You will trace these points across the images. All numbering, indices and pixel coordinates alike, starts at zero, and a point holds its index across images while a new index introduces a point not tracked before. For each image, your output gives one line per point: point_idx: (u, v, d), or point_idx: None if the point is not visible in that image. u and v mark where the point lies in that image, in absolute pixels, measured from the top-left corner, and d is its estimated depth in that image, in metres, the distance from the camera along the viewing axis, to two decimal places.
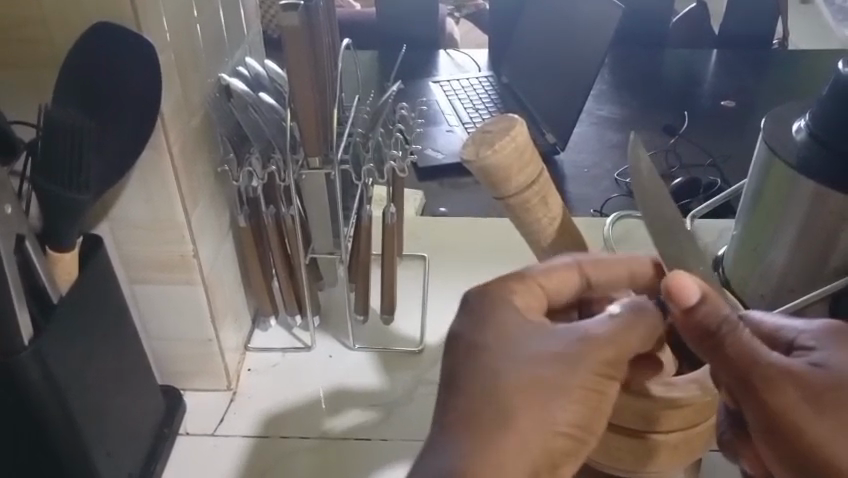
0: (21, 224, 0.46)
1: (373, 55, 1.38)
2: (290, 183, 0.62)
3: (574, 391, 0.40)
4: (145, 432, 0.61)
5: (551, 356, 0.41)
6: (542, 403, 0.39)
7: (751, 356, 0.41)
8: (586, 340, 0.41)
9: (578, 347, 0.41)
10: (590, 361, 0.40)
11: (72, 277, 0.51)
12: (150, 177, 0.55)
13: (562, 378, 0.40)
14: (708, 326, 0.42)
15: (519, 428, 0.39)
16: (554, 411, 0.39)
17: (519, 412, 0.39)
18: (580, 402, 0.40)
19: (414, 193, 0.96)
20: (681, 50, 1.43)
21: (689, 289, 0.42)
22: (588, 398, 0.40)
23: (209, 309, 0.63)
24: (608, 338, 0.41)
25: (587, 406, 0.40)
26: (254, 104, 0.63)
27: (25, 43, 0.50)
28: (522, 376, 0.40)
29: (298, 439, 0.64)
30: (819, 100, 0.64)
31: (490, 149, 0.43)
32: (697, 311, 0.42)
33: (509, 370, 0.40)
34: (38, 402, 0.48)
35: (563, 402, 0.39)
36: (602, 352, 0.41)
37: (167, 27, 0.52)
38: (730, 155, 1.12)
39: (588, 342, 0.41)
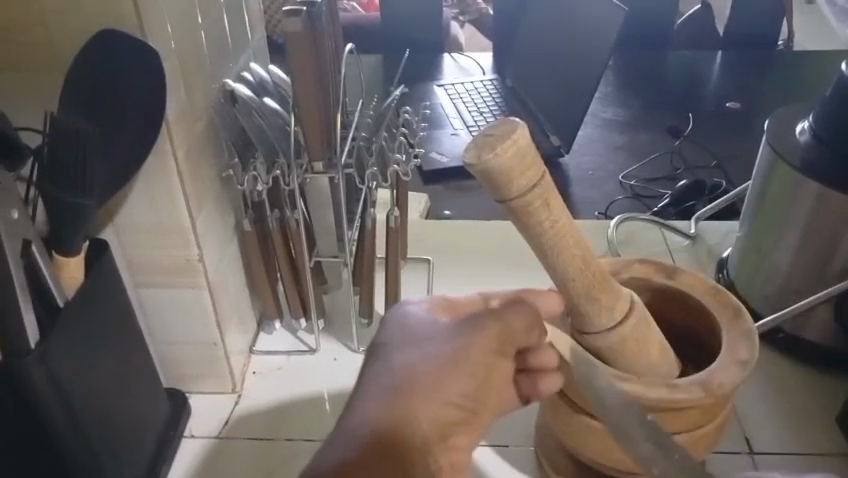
0: (27, 229, 0.47)
1: (377, 58, 1.38)
2: (294, 187, 0.63)
3: (470, 369, 0.46)
4: (151, 435, 0.61)
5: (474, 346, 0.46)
6: (443, 378, 0.45)
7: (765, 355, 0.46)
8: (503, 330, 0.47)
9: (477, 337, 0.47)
10: (483, 343, 0.47)
11: (77, 282, 0.51)
12: (154, 182, 0.55)
13: (467, 352, 0.46)
14: None
15: (424, 396, 0.44)
16: (453, 386, 0.45)
17: (428, 383, 0.45)
18: (474, 378, 0.46)
19: (419, 196, 0.96)
20: (686, 52, 1.43)
21: None
22: (483, 375, 0.46)
23: (214, 313, 0.63)
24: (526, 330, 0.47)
25: (478, 383, 0.46)
26: (259, 109, 0.64)
27: (31, 50, 0.51)
28: (430, 361, 0.46)
29: (302, 442, 0.65)
30: (824, 101, 0.64)
31: (491, 152, 0.43)
32: None
33: (424, 356, 0.46)
34: (43, 406, 0.48)
35: (461, 380, 0.45)
36: (512, 336, 0.47)
37: (171, 33, 0.53)
38: (735, 157, 1.12)
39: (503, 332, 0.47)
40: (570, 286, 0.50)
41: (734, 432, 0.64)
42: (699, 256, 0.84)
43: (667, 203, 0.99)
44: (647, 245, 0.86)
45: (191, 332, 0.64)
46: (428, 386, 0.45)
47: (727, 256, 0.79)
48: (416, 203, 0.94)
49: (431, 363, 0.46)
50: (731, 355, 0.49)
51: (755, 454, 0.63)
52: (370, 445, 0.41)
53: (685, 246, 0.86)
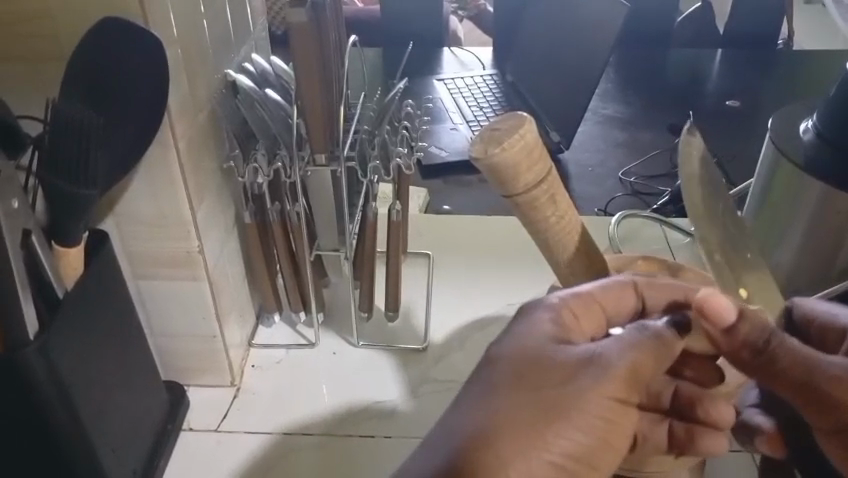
0: (27, 218, 0.46)
1: (377, 52, 1.38)
2: (296, 179, 0.62)
3: (584, 417, 0.42)
4: (149, 428, 0.61)
5: (576, 379, 0.43)
6: (557, 416, 0.42)
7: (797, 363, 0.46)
8: (597, 361, 0.43)
9: (604, 368, 0.43)
10: (606, 388, 0.43)
11: (77, 272, 0.51)
12: (156, 172, 0.55)
13: (586, 394, 0.42)
14: (755, 344, 0.45)
15: (533, 438, 0.41)
16: (562, 437, 0.42)
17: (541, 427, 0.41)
18: (591, 430, 0.42)
19: (419, 190, 0.96)
20: (686, 49, 1.43)
21: (728, 312, 0.43)
22: (601, 425, 0.43)
23: (214, 306, 0.63)
24: (620, 356, 0.43)
25: (595, 436, 0.43)
26: (260, 101, 0.63)
27: (31, 37, 0.50)
28: (542, 391, 0.42)
29: (301, 437, 0.64)
30: (827, 99, 0.64)
31: (499, 147, 0.43)
32: (737, 331, 0.44)
33: (530, 383, 0.43)
34: (42, 398, 0.48)
35: (574, 429, 0.42)
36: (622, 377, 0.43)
37: (174, 23, 0.52)
38: (735, 155, 1.12)
39: (600, 364, 0.43)
40: (573, 280, 0.50)
41: None
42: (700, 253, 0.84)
43: (667, 200, 0.99)
44: (647, 242, 0.86)
45: (190, 325, 0.64)
46: (532, 422, 0.41)
47: None
48: (416, 198, 0.94)
49: (524, 404, 0.42)
50: None
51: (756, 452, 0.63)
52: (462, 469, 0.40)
53: (685, 244, 0.86)
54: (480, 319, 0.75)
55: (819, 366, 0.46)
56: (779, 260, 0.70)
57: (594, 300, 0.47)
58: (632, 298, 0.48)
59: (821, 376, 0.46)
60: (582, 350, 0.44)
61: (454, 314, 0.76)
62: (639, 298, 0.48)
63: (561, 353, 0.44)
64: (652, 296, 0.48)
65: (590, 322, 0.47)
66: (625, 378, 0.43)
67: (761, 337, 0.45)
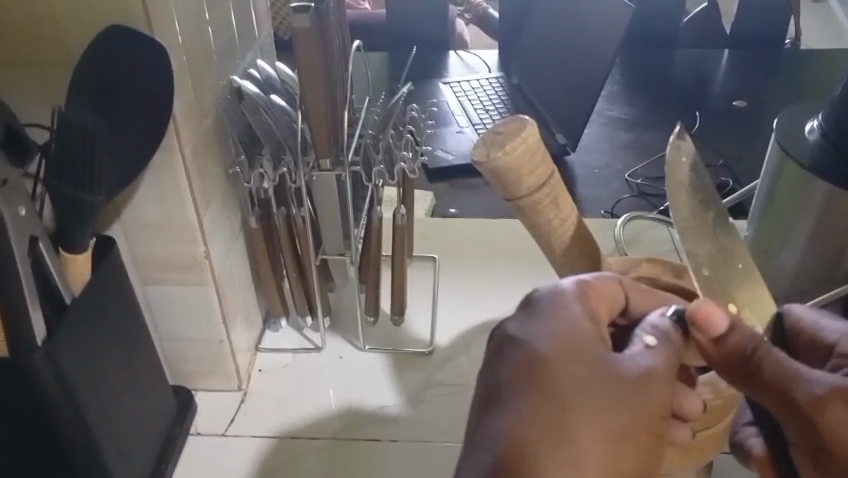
0: (35, 225, 0.47)
1: (383, 56, 1.38)
2: (301, 184, 0.63)
3: (633, 428, 0.40)
4: (157, 432, 0.61)
5: (623, 385, 0.40)
6: (612, 427, 0.39)
7: (784, 378, 0.43)
8: (648, 370, 0.41)
9: (642, 375, 0.41)
10: (649, 395, 0.41)
11: (83, 279, 0.52)
12: (161, 177, 0.55)
13: (640, 402, 0.40)
14: (741, 355, 0.42)
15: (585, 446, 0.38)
16: (616, 448, 0.39)
17: (593, 435, 0.39)
18: (642, 443, 0.40)
19: (425, 194, 0.96)
20: (692, 51, 1.42)
21: (717, 320, 0.42)
22: (650, 439, 0.40)
23: (221, 311, 0.63)
24: (668, 368, 0.42)
25: (646, 449, 0.40)
26: (266, 106, 0.63)
27: (38, 46, 0.51)
28: (593, 398, 0.39)
29: (307, 441, 0.65)
30: (832, 100, 0.64)
31: (501, 151, 0.43)
32: (726, 340, 0.42)
33: (577, 390, 0.40)
34: (49, 402, 0.48)
35: (625, 440, 0.39)
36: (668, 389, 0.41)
37: (179, 30, 0.53)
38: (742, 156, 1.11)
39: (650, 373, 0.41)
40: None
41: None
42: None
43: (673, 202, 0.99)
44: (654, 244, 0.86)
45: (196, 329, 0.64)
46: (592, 429, 0.39)
47: None
48: (421, 202, 0.94)
49: (581, 407, 0.39)
50: None
51: None
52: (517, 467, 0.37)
53: None
54: (486, 322, 0.75)
55: (807, 382, 0.43)
56: (784, 261, 0.70)
57: (598, 291, 0.45)
58: (620, 295, 0.46)
59: (803, 392, 0.43)
60: (628, 356, 0.42)
61: (460, 318, 0.76)
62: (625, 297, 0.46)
63: (607, 357, 0.41)
64: (635, 297, 0.47)
65: (593, 313, 0.44)
66: (665, 390, 0.41)
67: (747, 347, 0.42)
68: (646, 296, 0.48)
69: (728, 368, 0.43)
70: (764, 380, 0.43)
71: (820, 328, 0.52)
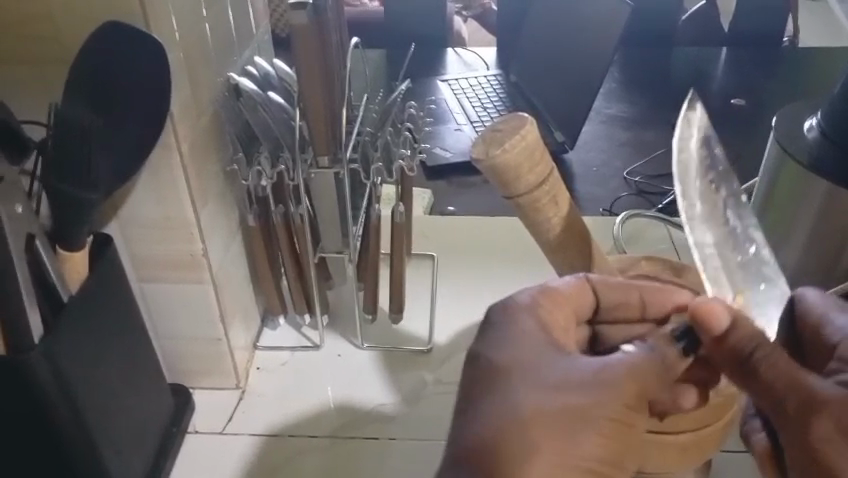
0: (32, 223, 0.47)
1: (381, 53, 1.38)
2: (299, 182, 0.62)
3: (599, 423, 0.41)
4: (154, 430, 0.61)
5: (581, 384, 0.42)
6: (571, 424, 0.41)
7: (790, 383, 0.42)
8: (608, 368, 0.42)
9: (610, 375, 0.42)
10: (614, 395, 0.41)
11: (80, 277, 0.51)
12: (158, 174, 0.55)
13: (603, 401, 0.41)
14: (741, 351, 0.43)
15: (541, 448, 0.40)
16: (583, 443, 0.40)
17: (547, 437, 0.40)
18: (609, 436, 0.41)
19: (423, 192, 0.96)
20: (691, 49, 1.42)
21: (719, 317, 0.43)
22: (618, 431, 0.41)
23: (219, 309, 0.63)
24: (637, 367, 0.43)
25: (615, 442, 0.41)
26: (263, 104, 0.63)
27: (34, 43, 0.50)
28: (553, 402, 0.41)
29: (305, 439, 0.64)
30: (831, 98, 0.63)
31: (501, 148, 0.43)
32: (727, 338, 0.44)
33: (539, 395, 0.42)
34: (46, 401, 0.48)
35: (591, 435, 0.41)
36: (638, 385, 0.42)
37: (176, 26, 0.53)
38: (741, 154, 1.11)
39: (612, 370, 0.42)
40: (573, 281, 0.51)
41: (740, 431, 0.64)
42: None
43: (672, 200, 0.99)
44: (652, 242, 0.86)
45: (194, 327, 0.64)
46: (552, 430, 0.40)
47: None
48: (419, 200, 0.94)
49: (546, 409, 0.41)
50: None
51: None
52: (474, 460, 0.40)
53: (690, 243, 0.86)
54: (485, 320, 0.75)
55: (811, 387, 0.42)
56: (783, 259, 0.70)
57: (559, 296, 0.48)
58: (590, 294, 0.49)
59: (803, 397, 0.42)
60: (589, 361, 0.43)
61: (458, 316, 0.76)
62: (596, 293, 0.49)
63: (565, 362, 0.43)
64: (606, 293, 0.49)
65: (557, 318, 0.47)
66: (637, 384, 0.42)
67: (747, 346, 0.43)
68: (612, 289, 0.49)
69: (733, 367, 0.44)
70: (760, 382, 0.43)
71: (830, 320, 0.49)
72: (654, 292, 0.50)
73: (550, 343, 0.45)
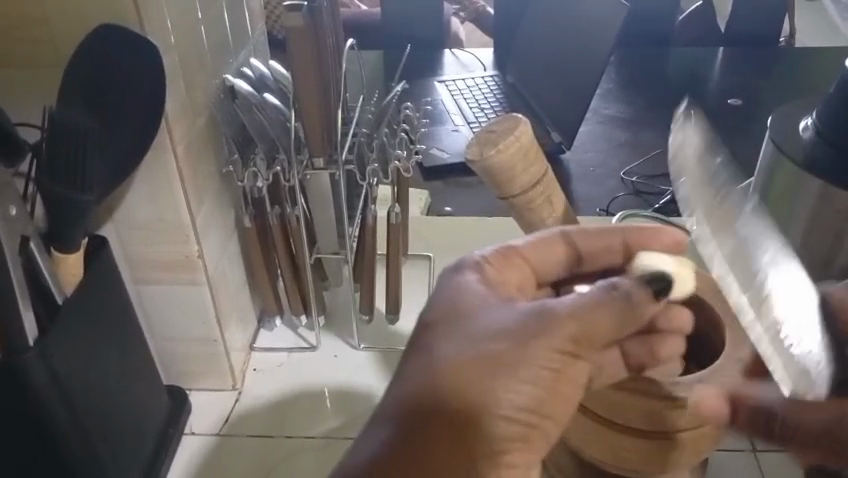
0: (26, 224, 0.47)
1: (378, 54, 1.38)
2: (295, 183, 0.62)
3: (532, 372, 0.38)
4: (150, 432, 0.61)
5: (506, 330, 0.39)
6: (499, 375, 0.38)
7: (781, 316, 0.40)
8: (541, 313, 0.39)
9: (546, 319, 0.39)
10: (548, 341, 0.39)
11: (77, 278, 0.51)
12: (152, 175, 0.55)
13: (528, 348, 0.39)
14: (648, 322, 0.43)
15: (471, 404, 0.38)
16: (504, 395, 0.38)
17: (474, 393, 0.38)
18: (538, 385, 0.39)
19: (420, 192, 0.96)
20: (687, 49, 1.43)
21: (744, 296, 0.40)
22: (548, 378, 0.39)
23: (214, 310, 0.63)
24: (569, 313, 0.39)
25: (545, 388, 0.39)
26: (259, 105, 0.63)
27: (28, 44, 0.50)
28: (477, 355, 0.39)
29: (301, 440, 0.64)
30: (826, 98, 0.64)
31: (495, 149, 0.43)
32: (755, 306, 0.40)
33: (466, 348, 0.39)
34: (42, 403, 0.48)
35: (515, 384, 0.38)
36: (564, 328, 0.39)
37: (171, 27, 0.53)
38: (737, 154, 1.12)
39: (544, 315, 0.39)
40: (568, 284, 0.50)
41: (736, 430, 0.64)
42: None
43: (669, 200, 0.99)
44: (648, 242, 0.86)
45: (190, 328, 0.64)
46: (477, 380, 0.38)
47: None
48: (416, 201, 0.94)
49: (470, 358, 0.39)
50: (733, 352, 0.48)
51: (758, 452, 0.62)
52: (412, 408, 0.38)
53: None
54: None
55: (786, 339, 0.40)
56: None
57: (516, 254, 0.46)
58: (561, 249, 0.47)
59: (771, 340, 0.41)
60: (520, 307, 0.40)
61: None
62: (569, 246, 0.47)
63: (492, 311, 0.41)
64: (584, 246, 0.48)
65: (519, 278, 0.46)
66: (570, 325, 0.39)
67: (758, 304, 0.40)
68: (589, 238, 0.48)
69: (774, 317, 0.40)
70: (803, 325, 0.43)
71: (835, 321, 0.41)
72: (636, 236, 0.48)
73: (490, 294, 0.43)
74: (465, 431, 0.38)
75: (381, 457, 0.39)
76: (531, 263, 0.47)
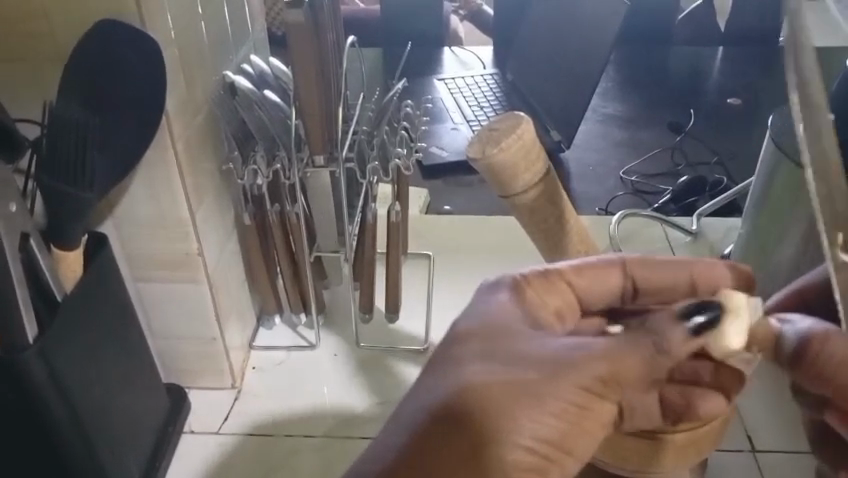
0: (26, 221, 0.46)
1: (378, 52, 1.38)
2: (295, 180, 0.62)
3: (554, 402, 0.37)
4: (149, 430, 0.61)
5: (539, 360, 0.39)
6: (524, 400, 0.37)
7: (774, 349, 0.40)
8: (576, 348, 0.39)
9: (580, 357, 0.38)
10: (575, 374, 0.38)
11: (76, 275, 0.51)
12: (152, 172, 0.55)
13: (557, 376, 0.38)
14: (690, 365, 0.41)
15: (491, 424, 0.37)
16: (525, 422, 0.37)
17: (495, 413, 0.37)
18: (559, 416, 0.37)
19: (419, 191, 0.96)
20: (687, 48, 1.43)
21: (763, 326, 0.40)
22: (570, 412, 0.37)
23: (214, 308, 0.63)
24: (604, 351, 0.38)
25: (565, 422, 0.37)
26: (259, 102, 0.63)
27: (28, 40, 0.50)
28: (507, 378, 0.38)
29: (301, 438, 0.64)
30: (827, 98, 0.64)
31: (497, 147, 0.43)
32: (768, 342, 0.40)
33: (501, 371, 0.39)
34: (42, 401, 0.48)
35: (537, 413, 0.37)
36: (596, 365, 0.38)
37: (171, 24, 0.52)
38: (736, 153, 1.12)
39: (578, 350, 0.39)
40: None
41: (736, 430, 0.64)
42: (701, 253, 0.84)
43: (668, 200, 0.99)
44: (648, 241, 0.86)
45: (189, 327, 0.64)
46: (503, 404, 0.37)
47: (728, 254, 0.80)
48: (415, 199, 0.94)
49: (496, 378, 0.38)
50: None
51: (758, 452, 0.62)
52: (433, 418, 0.38)
53: (686, 243, 0.86)
54: None
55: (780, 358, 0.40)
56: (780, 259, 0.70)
57: (561, 275, 0.45)
58: (618, 276, 0.46)
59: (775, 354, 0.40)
60: (559, 341, 0.40)
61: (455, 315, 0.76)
62: (626, 275, 0.46)
63: (531, 339, 0.40)
64: (642, 274, 0.45)
65: (558, 302, 0.45)
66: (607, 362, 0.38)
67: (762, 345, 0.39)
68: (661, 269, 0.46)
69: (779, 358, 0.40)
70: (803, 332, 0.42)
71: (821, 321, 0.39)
72: (705, 271, 0.45)
73: (526, 320, 0.42)
74: (481, 453, 0.36)
75: (396, 461, 0.38)
76: (575, 288, 0.46)
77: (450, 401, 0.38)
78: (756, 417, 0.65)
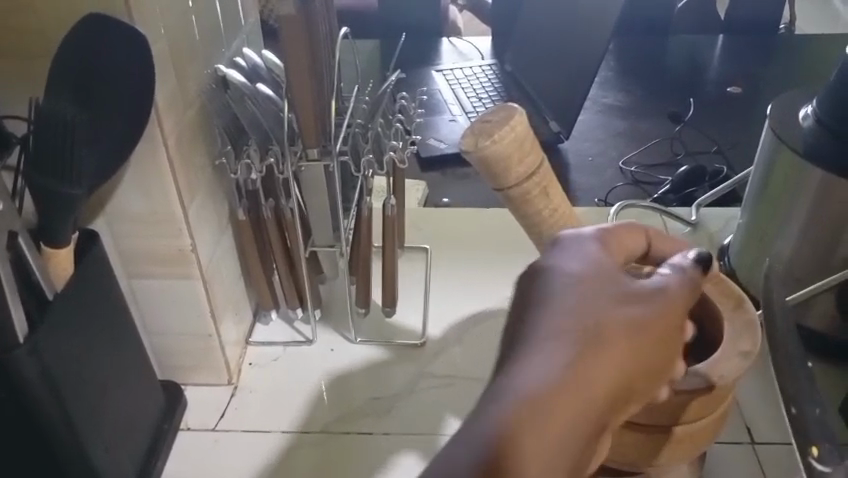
0: (14, 220, 0.46)
1: (376, 43, 1.37)
2: (289, 175, 0.61)
3: (612, 405, 0.34)
4: (144, 427, 0.60)
5: (619, 352, 0.35)
6: (597, 402, 0.34)
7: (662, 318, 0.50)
8: (645, 342, 0.36)
9: (649, 354, 0.35)
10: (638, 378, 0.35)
11: (67, 274, 0.50)
12: (144, 168, 0.54)
13: (623, 378, 0.35)
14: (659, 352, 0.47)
15: (569, 427, 0.33)
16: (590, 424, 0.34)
17: (574, 413, 0.33)
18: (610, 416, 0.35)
19: (416, 184, 0.96)
20: (687, 36, 1.42)
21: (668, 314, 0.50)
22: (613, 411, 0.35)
23: (208, 304, 0.62)
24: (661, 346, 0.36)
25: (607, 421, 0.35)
26: (251, 95, 0.62)
27: (15, 36, 0.49)
28: (594, 374, 0.34)
29: (298, 434, 0.64)
30: (826, 87, 0.64)
31: (490, 139, 0.42)
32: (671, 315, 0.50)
33: (596, 362, 0.34)
34: (34, 400, 0.47)
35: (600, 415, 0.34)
36: (647, 369, 0.36)
37: (161, 19, 0.52)
38: (736, 143, 1.11)
39: (646, 346, 0.35)
40: None
41: (736, 423, 0.64)
42: (700, 244, 0.84)
43: (668, 190, 0.98)
44: None
45: (184, 323, 0.63)
46: (581, 405, 0.33)
47: (727, 245, 0.79)
48: (413, 192, 0.94)
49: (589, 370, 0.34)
50: (732, 346, 0.49)
51: (757, 444, 0.62)
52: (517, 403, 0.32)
53: (685, 234, 0.85)
54: (478, 313, 0.75)
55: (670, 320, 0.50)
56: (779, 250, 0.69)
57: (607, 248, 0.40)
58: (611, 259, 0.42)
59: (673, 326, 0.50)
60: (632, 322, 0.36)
61: (453, 308, 0.75)
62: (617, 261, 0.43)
63: (618, 317, 0.36)
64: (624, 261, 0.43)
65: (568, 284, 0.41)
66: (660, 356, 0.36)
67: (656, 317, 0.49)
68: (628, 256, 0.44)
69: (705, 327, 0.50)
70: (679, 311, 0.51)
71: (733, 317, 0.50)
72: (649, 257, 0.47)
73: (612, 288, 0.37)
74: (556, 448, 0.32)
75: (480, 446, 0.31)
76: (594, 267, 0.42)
77: (547, 389, 0.33)
78: (756, 410, 0.65)
